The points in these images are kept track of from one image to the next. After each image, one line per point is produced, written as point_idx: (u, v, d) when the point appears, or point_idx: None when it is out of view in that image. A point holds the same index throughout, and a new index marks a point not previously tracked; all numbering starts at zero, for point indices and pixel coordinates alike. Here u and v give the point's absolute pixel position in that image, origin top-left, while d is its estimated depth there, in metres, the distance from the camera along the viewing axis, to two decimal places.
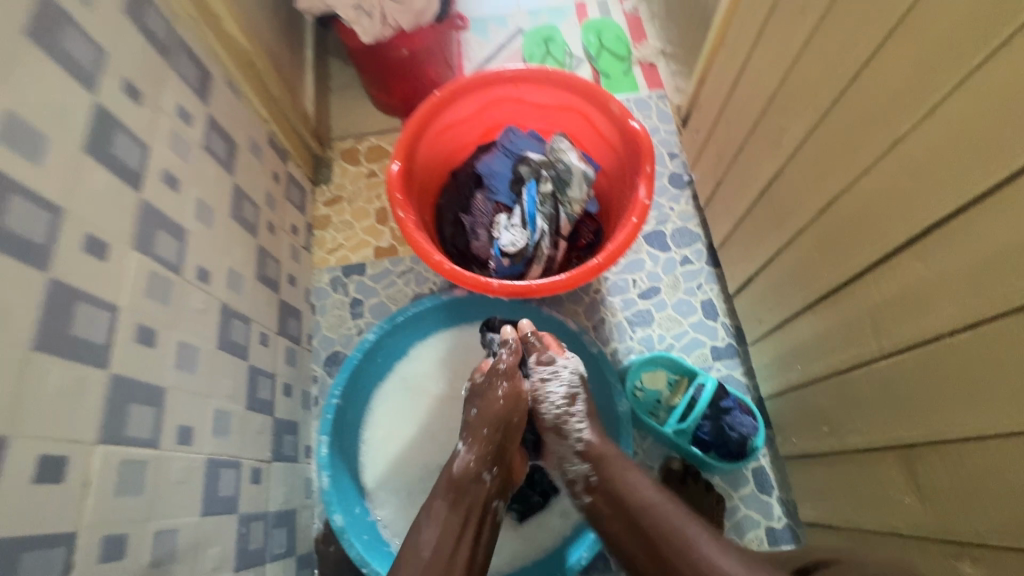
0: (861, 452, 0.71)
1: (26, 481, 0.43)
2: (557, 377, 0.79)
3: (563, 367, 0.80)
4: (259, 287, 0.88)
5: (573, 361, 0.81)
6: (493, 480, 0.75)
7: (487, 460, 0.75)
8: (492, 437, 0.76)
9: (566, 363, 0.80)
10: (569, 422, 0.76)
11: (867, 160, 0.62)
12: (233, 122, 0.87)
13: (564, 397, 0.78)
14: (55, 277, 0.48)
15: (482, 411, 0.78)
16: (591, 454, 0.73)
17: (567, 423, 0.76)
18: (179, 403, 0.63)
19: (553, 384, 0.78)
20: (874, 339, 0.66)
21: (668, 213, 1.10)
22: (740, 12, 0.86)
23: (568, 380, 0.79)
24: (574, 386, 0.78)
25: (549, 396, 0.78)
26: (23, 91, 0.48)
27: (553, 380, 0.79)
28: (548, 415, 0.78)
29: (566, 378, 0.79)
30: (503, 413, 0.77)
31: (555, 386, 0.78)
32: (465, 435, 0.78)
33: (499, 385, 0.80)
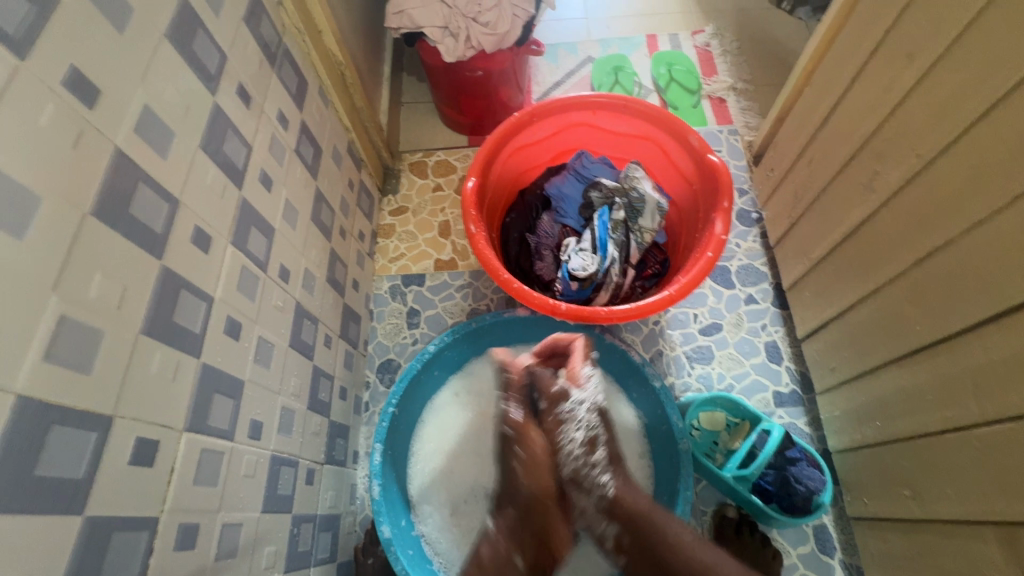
0: (950, 523, 0.66)
1: (125, 463, 0.44)
2: (573, 420, 0.71)
3: (576, 408, 0.72)
4: (328, 289, 0.90)
5: (588, 393, 0.73)
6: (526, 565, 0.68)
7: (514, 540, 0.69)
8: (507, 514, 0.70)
9: (580, 401, 0.73)
10: (588, 469, 0.69)
11: (979, 214, 0.59)
12: (321, 129, 0.90)
13: (584, 442, 0.70)
14: (166, 265, 0.50)
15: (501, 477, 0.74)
16: (615, 502, 0.68)
17: (587, 473, 0.69)
18: (254, 397, 0.64)
19: (571, 427, 0.71)
20: (975, 402, 0.62)
21: (734, 250, 1.07)
22: (832, 53, 0.84)
23: (587, 422, 0.71)
24: (593, 428, 0.71)
25: (568, 442, 0.70)
26: (159, 88, 0.51)
27: (572, 423, 0.71)
28: (567, 464, 0.70)
29: (585, 421, 0.71)
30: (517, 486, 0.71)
31: (574, 434, 0.70)
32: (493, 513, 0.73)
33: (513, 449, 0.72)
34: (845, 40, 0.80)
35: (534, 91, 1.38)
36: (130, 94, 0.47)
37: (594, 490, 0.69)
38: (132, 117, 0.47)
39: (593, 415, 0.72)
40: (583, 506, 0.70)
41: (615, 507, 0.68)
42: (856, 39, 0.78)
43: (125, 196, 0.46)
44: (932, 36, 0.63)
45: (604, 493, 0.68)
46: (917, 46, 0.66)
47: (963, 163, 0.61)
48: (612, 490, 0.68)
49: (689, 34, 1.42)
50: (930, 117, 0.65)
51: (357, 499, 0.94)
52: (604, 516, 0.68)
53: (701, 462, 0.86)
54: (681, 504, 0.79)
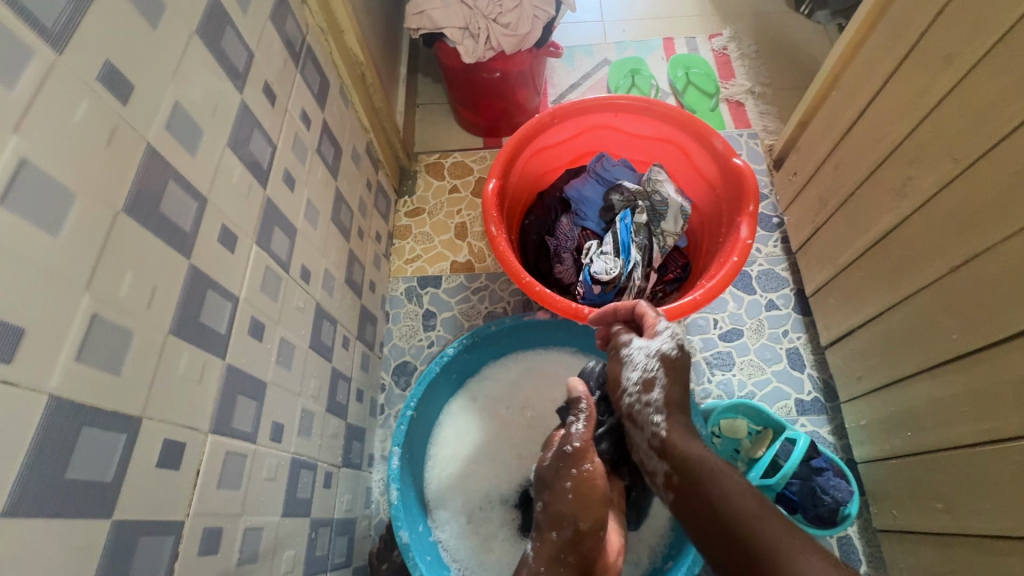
0: (988, 538, 0.65)
1: (152, 465, 0.43)
2: (631, 362, 0.67)
3: (638, 352, 0.66)
4: (347, 290, 0.89)
5: (638, 354, 0.65)
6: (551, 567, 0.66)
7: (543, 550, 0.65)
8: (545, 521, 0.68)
9: (642, 348, 0.66)
10: (644, 412, 0.63)
11: (1021, 220, 0.58)
12: (341, 129, 0.90)
13: (593, 432, 0.67)
14: (194, 264, 0.49)
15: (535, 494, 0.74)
16: (668, 445, 0.58)
17: (641, 410, 0.63)
18: (275, 399, 0.63)
19: (631, 368, 0.66)
20: (1016, 414, 0.60)
21: (755, 255, 1.06)
22: (861, 56, 0.83)
23: (639, 376, 0.65)
24: (652, 371, 0.63)
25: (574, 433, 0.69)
26: (190, 85, 0.50)
27: (577, 420, 0.69)
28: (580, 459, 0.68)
29: (643, 362, 0.65)
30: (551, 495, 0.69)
31: (631, 374, 0.65)
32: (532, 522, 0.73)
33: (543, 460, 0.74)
34: (876, 43, 0.79)
35: (550, 93, 1.38)
36: (161, 90, 0.46)
37: (647, 429, 0.61)
38: (163, 114, 0.47)
39: (655, 359, 0.64)
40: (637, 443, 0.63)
41: (667, 449, 0.58)
42: (887, 42, 0.76)
43: (155, 194, 0.45)
44: (972, 39, 0.62)
45: (657, 431, 0.60)
46: (954, 49, 0.64)
47: (1005, 168, 0.59)
48: (662, 430, 0.60)
49: (706, 37, 1.41)
50: (969, 121, 0.63)
51: (372, 503, 0.93)
52: (654, 455, 0.60)
53: None
54: None
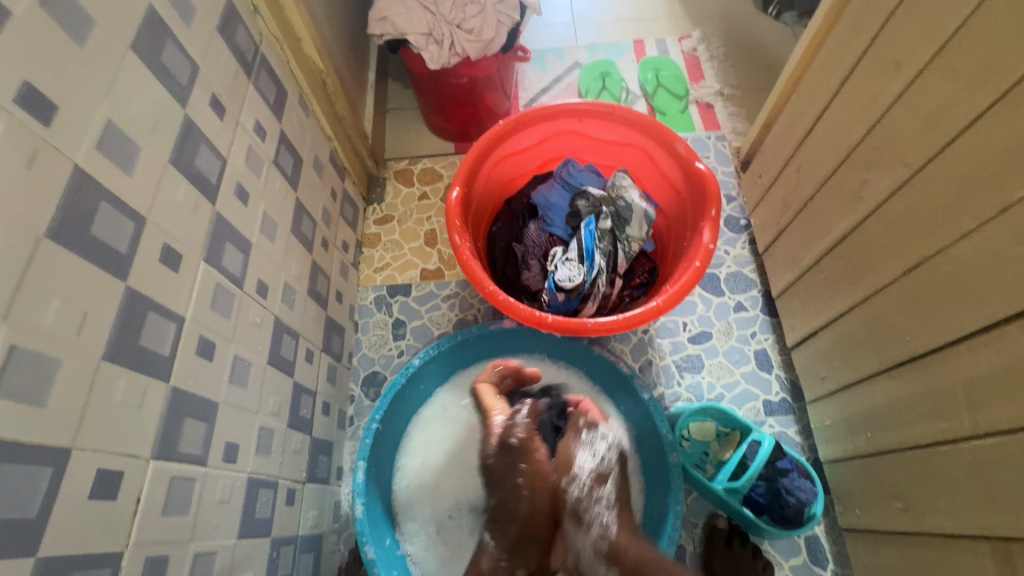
0: (943, 536, 0.66)
1: (83, 498, 0.42)
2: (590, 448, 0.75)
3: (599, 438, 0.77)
4: (310, 302, 0.88)
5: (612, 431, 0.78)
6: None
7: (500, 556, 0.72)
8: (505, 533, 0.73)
9: (604, 437, 0.77)
10: (593, 503, 0.71)
11: (969, 224, 0.59)
12: (302, 139, 0.88)
13: (592, 470, 0.73)
14: (132, 287, 0.48)
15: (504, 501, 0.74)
16: (617, 549, 0.68)
17: (592, 502, 0.71)
18: (229, 419, 0.62)
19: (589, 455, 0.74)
20: (967, 415, 0.61)
21: (723, 257, 1.06)
22: (819, 60, 0.84)
23: (606, 457, 0.75)
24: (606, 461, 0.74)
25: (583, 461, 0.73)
26: (125, 102, 0.49)
27: (592, 444, 0.75)
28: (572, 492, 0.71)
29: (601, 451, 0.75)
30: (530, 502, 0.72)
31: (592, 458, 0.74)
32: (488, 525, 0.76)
33: (518, 468, 0.74)
34: (832, 47, 0.80)
35: (521, 96, 1.37)
36: (91, 109, 0.45)
37: (595, 527, 0.69)
38: (94, 134, 0.45)
39: (611, 454, 0.76)
40: (581, 547, 0.69)
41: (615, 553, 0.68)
42: (843, 46, 0.77)
43: (86, 217, 0.44)
44: (919, 45, 0.63)
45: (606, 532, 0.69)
46: (904, 55, 0.65)
47: (951, 172, 0.60)
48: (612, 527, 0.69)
49: (676, 39, 1.41)
50: (918, 126, 0.64)
51: (341, 517, 0.92)
52: (602, 558, 0.68)
53: (691, 474, 0.85)
54: (671, 518, 0.78)
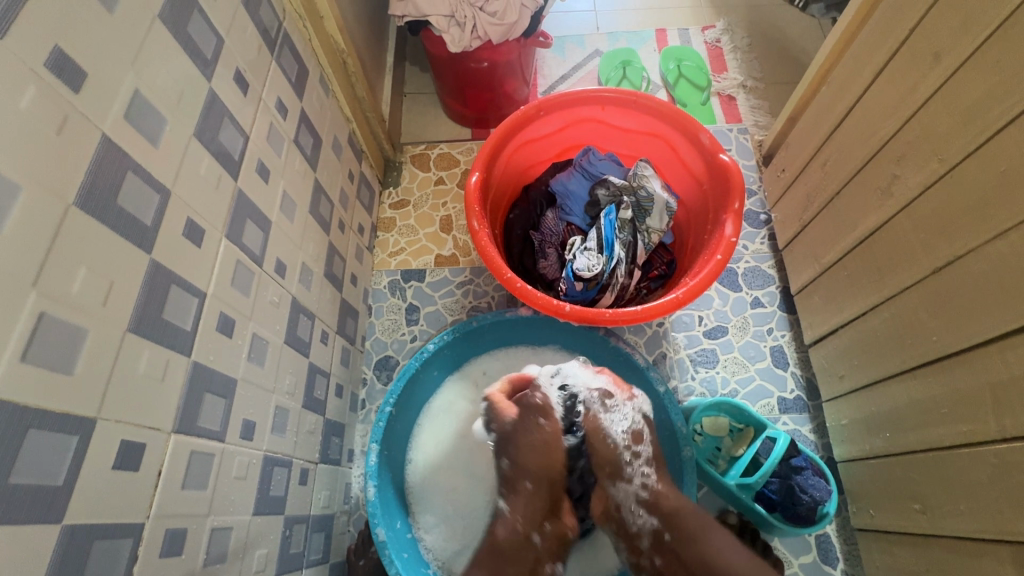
0: (962, 540, 0.65)
1: (107, 468, 0.42)
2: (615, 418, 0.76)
3: (622, 411, 0.77)
4: (326, 284, 0.87)
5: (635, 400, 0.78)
6: (541, 545, 0.74)
7: (533, 521, 0.74)
8: (535, 493, 0.74)
9: (625, 412, 0.77)
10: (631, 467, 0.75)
11: (1005, 222, 0.57)
12: (321, 118, 0.87)
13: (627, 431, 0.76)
14: (156, 260, 0.48)
15: (517, 463, 0.76)
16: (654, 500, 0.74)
17: (627, 461, 0.75)
18: (247, 396, 0.62)
19: (616, 423, 0.76)
20: (993, 417, 0.60)
21: (742, 252, 1.05)
22: (850, 52, 0.82)
23: (630, 417, 0.77)
24: (637, 422, 0.76)
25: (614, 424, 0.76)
26: (152, 73, 0.48)
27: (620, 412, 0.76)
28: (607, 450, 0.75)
29: (631, 417, 0.76)
30: (546, 463, 0.75)
31: (619, 430, 0.76)
32: (505, 490, 0.77)
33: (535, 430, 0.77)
34: (866, 38, 0.78)
35: (540, 84, 1.35)
36: (118, 76, 0.45)
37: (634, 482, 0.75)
38: (122, 103, 0.45)
39: (639, 413, 0.77)
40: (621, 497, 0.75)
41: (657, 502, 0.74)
42: (878, 38, 0.75)
43: (112, 186, 0.44)
44: (960, 38, 0.61)
45: (646, 482, 0.75)
46: (943, 47, 0.63)
47: (989, 168, 0.59)
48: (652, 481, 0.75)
49: (699, 29, 1.38)
50: (957, 121, 0.62)
51: (352, 499, 0.93)
52: (641, 506, 0.74)
53: (704, 469, 0.85)
54: None
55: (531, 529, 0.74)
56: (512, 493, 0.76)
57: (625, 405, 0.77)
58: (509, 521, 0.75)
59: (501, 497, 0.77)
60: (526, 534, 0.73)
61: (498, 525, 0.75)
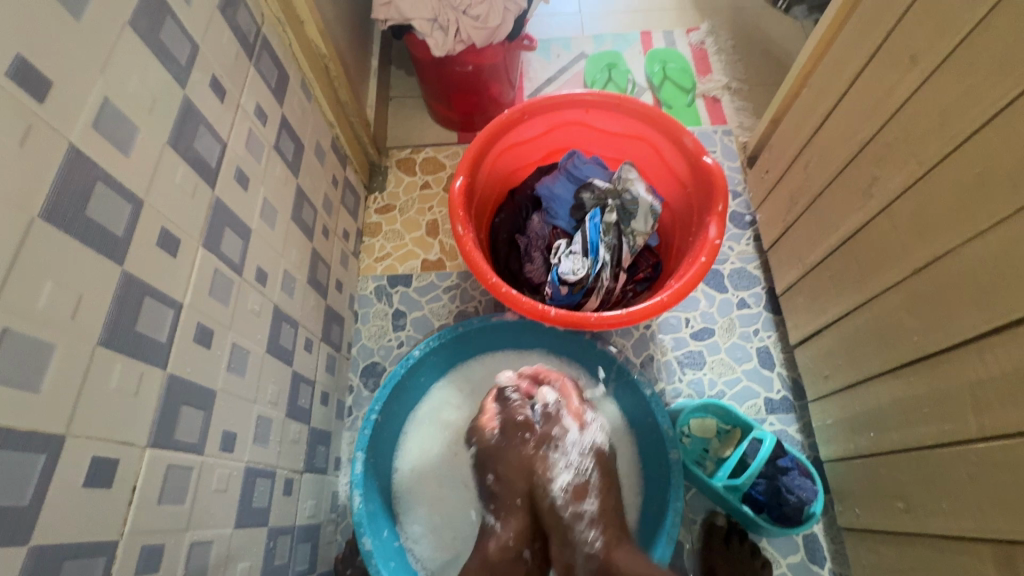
0: (944, 538, 0.66)
1: (78, 485, 0.41)
2: (564, 454, 0.79)
3: (573, 445, 0.79)
4: (310, 291, 0.86)
5: (593, 431, 0.81)
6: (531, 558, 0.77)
7: (526, 538, 0.77)
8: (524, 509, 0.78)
9: (576, 443, 0.80)
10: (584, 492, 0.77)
11: (983, 223, 0.58)
12: (303, 124, 0.86)
13: (575, 471, 0.78)
14: (129, 271, 0.47)
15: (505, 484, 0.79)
16: (606, 562, 0.72)
17: (577, 521, 0.75)
18: (227, 407, 0.61)
19: (570, 455, 0.79)
20: (973, 417, 0.61)
21: (727, 253, 1.05)
22: (830, 54, 0.82)
23: (579, 466, 0.78)
24: (584, 473, 0.78)
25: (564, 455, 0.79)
26: (123, 81, 0.47)
27: (572, 447, 0.79)
28: (555, 470, 0.78)
29: (576, 464, 0.78)
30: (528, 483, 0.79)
31: (574, 451, 0.79)
32: (497, 510, 0.79)
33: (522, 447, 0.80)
34: (846, 40, 0.78)
35: (526, 87, 1.35)
36: (87, 85, 0.44)
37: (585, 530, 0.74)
38: (90, 112, 0.44)
39: (587, 459, 0.79)
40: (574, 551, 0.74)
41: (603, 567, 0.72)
42: (857, 41, 0.76)
43: (80, 197, 0.43)
44: (936, 40, 0.62)
45: (590, 516, 0.75)
46: (920, 50, 0.64)
47: (965, 169, 0.59)
48: (600, 547, 0.73)
49: (684, 31, 1.39)
50: (934, 123, 0.63)
51: (339, 507, 0.92)
52: (591, 540, 0.74)
53: (691, 471, 0.85)
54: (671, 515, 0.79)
55: (523, 544, 0.77)
56: (503, 510, 0.79)
57: (580, 433, 0.81)
58: (502, 538, 0.77)
59: (492, 516, 0.80)
60: (518, 550, 0.77)
61: (489, 540, 0.78)
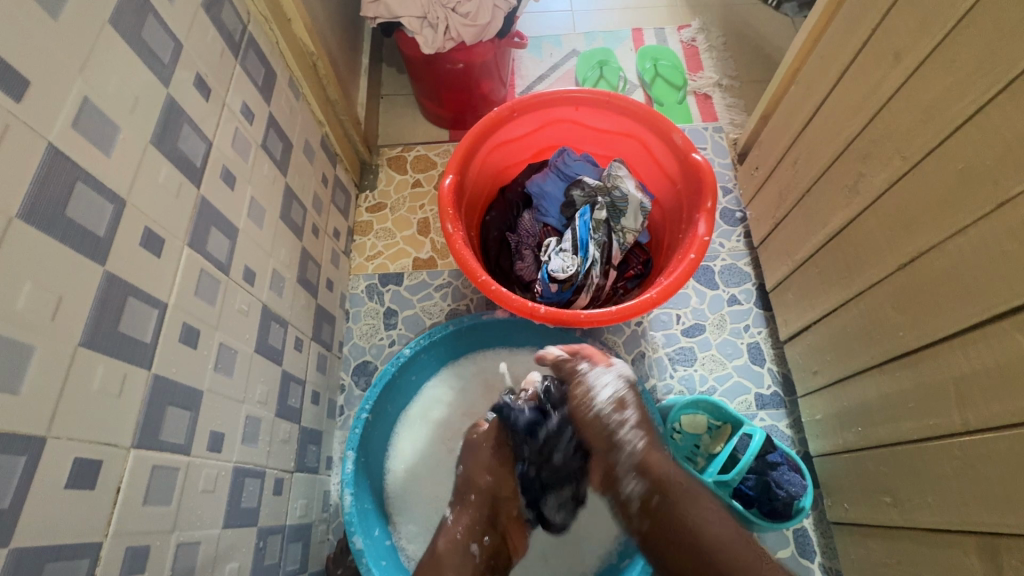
0: (930, 531, 0.66)
1: (60, 487, 0.41)
2: (598, 385, 0.76)
3: (608, 374, 0.77)
4: (300, 291, 0.86)
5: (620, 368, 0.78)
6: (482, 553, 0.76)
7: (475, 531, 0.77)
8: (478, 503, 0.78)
9: (609, 381, 0.77)
10: (620, 425, 0.75)
11: (966, 218, 0.58)
12: (291, 122, 0.86)
13: (612, 402, 0.76)
14: (111, 272, 0.47)
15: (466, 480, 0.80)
16: (645, 462, 0.74)
17: (619, 427, 0.75)
18: (214, 407, 0.61)
19: (604, 390, 0.76)
20: (958, 411, 0.61)
21: (718, 250, 1.06)
22: (818, 51, 0.83)
23: (615, 385, 0.77)
24: (623, 392, 0.76)
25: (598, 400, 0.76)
26: (102, 80, 0.47)
27: (603, 388, 0.76)
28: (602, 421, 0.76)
29: (611, 383, 0.76)
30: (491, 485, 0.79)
31: (604, 394, 0.76)
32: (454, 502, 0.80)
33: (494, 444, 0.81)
34: (833, 37, 0.78)
35: (517, 84, 1.34)
36: (66, 84, 0.43)
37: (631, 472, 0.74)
38: (69, 111, 0.43)
39: (622, 383, 0.77)
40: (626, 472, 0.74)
41: (646, 466, 0.73)
42: (843, 38, 0.76)
43: (59, 196, 0.42)
44: (920, 36, 0.62)
45: (637, 446, 0.74)
46: (904, 46, 0.64)
47: (949, 165, 0.60)
48: (641, 447, 0.74)
49: (675, 28, 1.39)
50: (918, 120, 0.63)
51: (330, 507, 0.92)
52: (633, 473, 0.74)
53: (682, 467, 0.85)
54: None
55: (472, 538, 0.76)
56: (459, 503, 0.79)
57: (606, 373, 0.77)
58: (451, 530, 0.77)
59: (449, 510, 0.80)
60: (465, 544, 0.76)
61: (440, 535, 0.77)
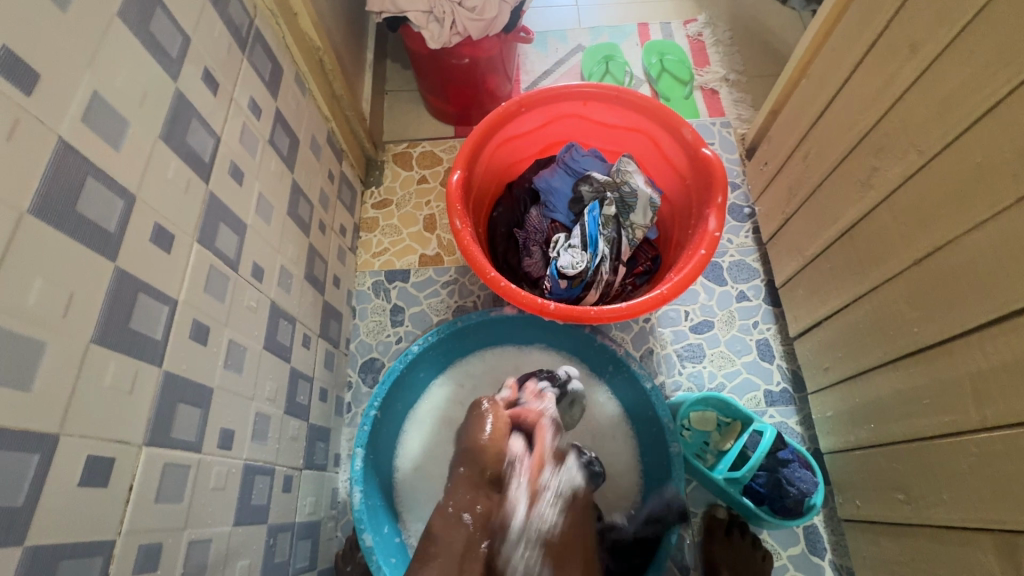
0: (946, 529, 0.66)
1: (73, 485, 0.41)
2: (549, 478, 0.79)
3: (552, 481, 0.78)
4: (307, 287, 0.86)
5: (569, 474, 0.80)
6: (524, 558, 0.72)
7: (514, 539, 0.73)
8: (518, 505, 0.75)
9: (556, 484, 0.78)
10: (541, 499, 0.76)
11: (983, 213, 0.57)
12: (298, 118, 0.85)
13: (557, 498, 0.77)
14: (121, 268, 0.46)
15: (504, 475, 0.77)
16: (551, 539, 0.73)
17: (540, 495, 0.76)
18: (224, 404, 0.60)
19: (552, 483, 0.78)
20: (975, 408, 0.61)
21: (726, 246, 1.05)
22: (830, 44, 0.82)
23: (560, 489, 0.78)
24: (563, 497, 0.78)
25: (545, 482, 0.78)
26: (112, 74, 0.46)
27: (555, 475, 0.79)
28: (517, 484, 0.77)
29: (558, 485, 0.78)
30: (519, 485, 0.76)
31: (552, 489, 0.78)
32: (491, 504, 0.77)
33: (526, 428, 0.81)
34: (845, 30, 0.78)
35: (523, 80, 1.34)
36: (75, 78, 0.43)
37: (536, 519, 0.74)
38: (79, 105, 0.43)
39: (563, 499, 0.78)
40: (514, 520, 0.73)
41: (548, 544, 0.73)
42: (856, 31, 0.75)
43: (71, 192, 0.42)
44: (937, 28, 0.61)
45: (542, 526, 0.74)
46: (920, 38, 0.63)
47: (966, 159, 0.59)
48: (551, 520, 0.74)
49: (681, 23, 1.38)
50: (935, 113, 0.62)
51: (338, 504, 0.91)
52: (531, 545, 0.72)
53: (692, 464, 0.85)
54: (672, 508, 0.78)
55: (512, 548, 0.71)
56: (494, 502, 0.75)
57: (554, 475, 0.79)
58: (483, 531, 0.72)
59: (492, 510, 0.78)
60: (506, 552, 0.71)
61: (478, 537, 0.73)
